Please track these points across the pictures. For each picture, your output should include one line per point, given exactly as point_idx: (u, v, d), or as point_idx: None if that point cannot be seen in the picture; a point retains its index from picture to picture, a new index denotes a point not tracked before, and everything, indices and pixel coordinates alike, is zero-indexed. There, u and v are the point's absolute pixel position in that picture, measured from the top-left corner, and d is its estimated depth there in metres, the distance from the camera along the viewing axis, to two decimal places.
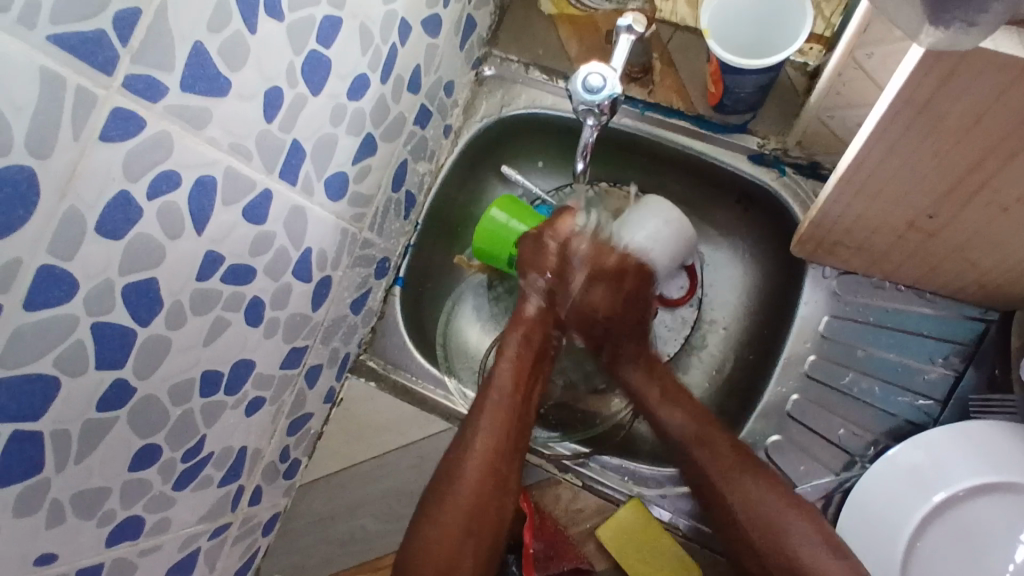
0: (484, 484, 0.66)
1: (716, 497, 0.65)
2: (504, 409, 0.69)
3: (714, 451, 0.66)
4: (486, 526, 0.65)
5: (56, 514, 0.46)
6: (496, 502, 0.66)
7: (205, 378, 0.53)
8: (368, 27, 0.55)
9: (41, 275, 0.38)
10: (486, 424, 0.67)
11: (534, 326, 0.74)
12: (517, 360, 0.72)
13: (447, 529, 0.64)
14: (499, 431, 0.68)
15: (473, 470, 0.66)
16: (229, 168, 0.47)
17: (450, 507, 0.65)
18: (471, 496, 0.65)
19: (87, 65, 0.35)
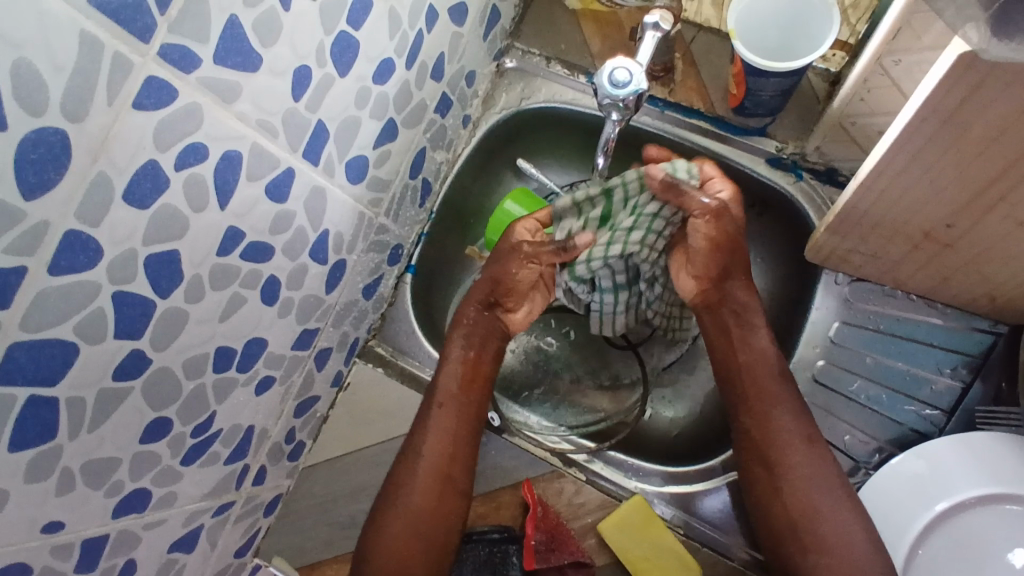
0: (438, 487, 0.65)
1: (755, 409, 0.65)
2: (452, 407, 0.67)
3: (771, 379, 0.65)
4: (440, 526, 0.64)
5: (67, 482, 0.46)
6: (448, 506, 0.65)
7: (219, 353, 0.53)
8: (397, 11, 0.55)
9: (68, 239, 0.38)
10: (437, 421, 0.67)
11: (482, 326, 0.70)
12: (463, 368, 0.69)
13: (402, 530, 0.63)
14: (450, 428, 0.67)
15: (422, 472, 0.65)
16: (255, 145, 0.47)
17: (402, 508, 0.64)
18: (422, 500, 0.64)
19: (126, 31, 0.35)
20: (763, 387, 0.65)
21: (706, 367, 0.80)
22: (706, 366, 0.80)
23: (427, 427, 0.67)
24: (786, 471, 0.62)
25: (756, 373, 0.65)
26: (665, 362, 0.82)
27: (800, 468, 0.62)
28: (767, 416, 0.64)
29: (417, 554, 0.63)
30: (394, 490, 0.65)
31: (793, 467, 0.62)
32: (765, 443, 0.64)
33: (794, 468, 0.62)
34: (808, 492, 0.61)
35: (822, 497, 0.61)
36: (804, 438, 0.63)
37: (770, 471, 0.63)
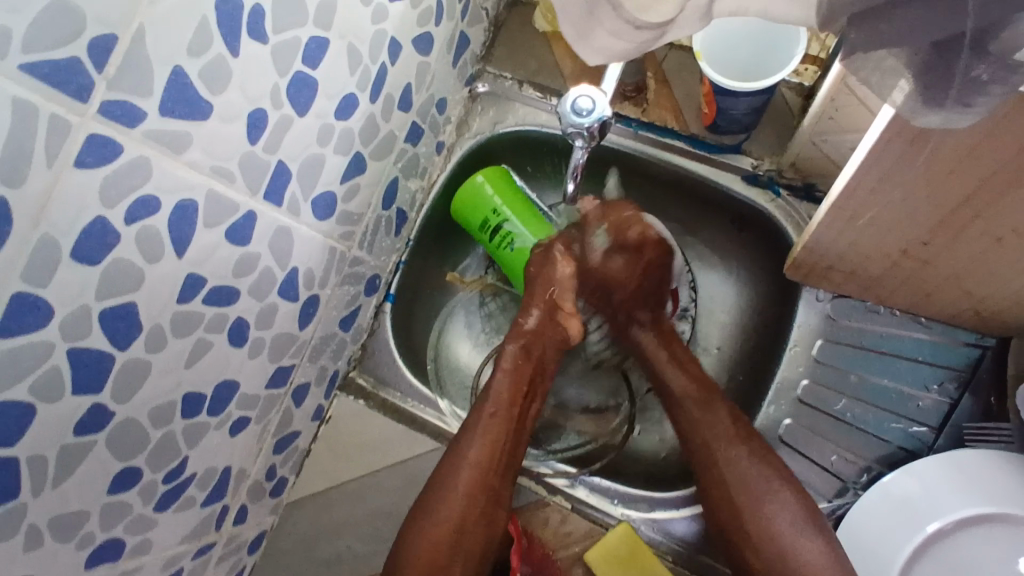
0: (481, 495, 0.65)
1: (709, 459, 0.64)
2: (504, 418, 0.67)
3: (719, 442, 0.64)
4: (476, 538, 0.64)
5: (34, 539, 0.46)
6: (489, 512, 0.65)
7: (187, 399, 0.53)
8: (356, 47, 0.55)
9: (15, 302, 0.37)
10: (487, 429, 0.67)
11: (535, 338, 0.71)
12: (516, 372, 0.69)
13: (444, 526, 0.63)
14: (503, 440, 0.67)
15: (467, 473, 0.65)
16: (211, 192, 0.47)
17: (447, 510, 0.64)
18: (461, 513, 0.64)
19: (63, 93, 0.35)
20: (722, 459, 0.63)
21: None
22: None
23: (475, 430, 0.66)
24: (751, 514, 0.61)
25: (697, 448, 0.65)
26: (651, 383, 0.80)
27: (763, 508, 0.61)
28: (734, 482, 0.62)
29: (454, 563, 0.63)
30: (434, 492, 0.65)
31: (757, 511, 0.61)
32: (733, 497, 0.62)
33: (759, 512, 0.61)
34: (771, 512, 0.61)
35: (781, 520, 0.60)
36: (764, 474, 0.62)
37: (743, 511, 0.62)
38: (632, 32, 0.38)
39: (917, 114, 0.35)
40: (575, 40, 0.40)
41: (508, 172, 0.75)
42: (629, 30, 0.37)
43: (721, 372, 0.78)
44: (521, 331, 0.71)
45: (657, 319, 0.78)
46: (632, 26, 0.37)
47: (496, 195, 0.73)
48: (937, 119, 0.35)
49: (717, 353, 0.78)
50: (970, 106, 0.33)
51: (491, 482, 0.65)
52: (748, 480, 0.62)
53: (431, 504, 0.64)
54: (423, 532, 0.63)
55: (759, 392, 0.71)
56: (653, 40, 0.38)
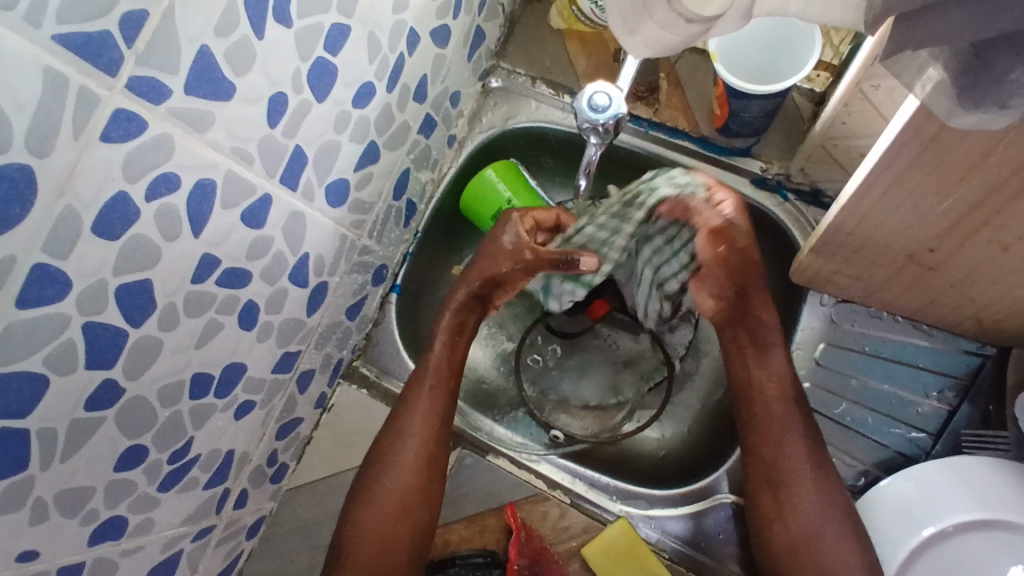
0: (420, 471, 0.67)
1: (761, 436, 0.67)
2: (442, 393, 0.69)
3: (778, 404, 0.66)
4: (419, 512, 0.66)
5: (40, 512, 0.46)
6: (430, 482, 0.67)
7: (195, 380, 0.53)
8: (376, 35, 0.55)
9: (35, 273, 0.37)
10: (420, 410, 0.68)
11: (467, 307, 0.71)
12: (451, 347, 0.71)
13: (387, 504, 0.66)
14: (434, 414, 0.68)
15: (406, 452, 0.67)
16: (230, 172, 0.47)
17: (389, 481, 0.67)
18: (411, 466, 0.67)
19: (92, 65, 0.35)
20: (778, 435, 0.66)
21: (694, 388, 0.80)
22: (694, 387, 0.80)
23: (413, 409, 0.68)
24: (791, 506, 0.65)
25: (775, 414, 0.67)
26: (651, 382, 0.81)
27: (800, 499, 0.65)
28: (781, 470, 0.66)
29: (396, 529, 0.66)
30: (372, 468, 0.68)
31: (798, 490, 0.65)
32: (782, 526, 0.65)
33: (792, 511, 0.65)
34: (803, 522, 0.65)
35: (795, 456, 0.66)
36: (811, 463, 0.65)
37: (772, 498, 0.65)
38: (683, 24, 0.41)
39: (953, 115, 0.36)
40: (623, 35, 0.43)
41: (518, 168, 0.76)
42: (680, 23, 0.40)
43: (721, 373, 0.80)
44: (451, 303, 0.71)
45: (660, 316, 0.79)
46: (682, 19, 0.40)
47: (510, 190, 0.74)
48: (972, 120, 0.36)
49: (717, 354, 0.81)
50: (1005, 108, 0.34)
51: (437, 427, 0.68)
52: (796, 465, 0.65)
53: (380, 482, 0.67)
54: (370, 501, 0.67)
55: None
56: (702, 34, 0.41)
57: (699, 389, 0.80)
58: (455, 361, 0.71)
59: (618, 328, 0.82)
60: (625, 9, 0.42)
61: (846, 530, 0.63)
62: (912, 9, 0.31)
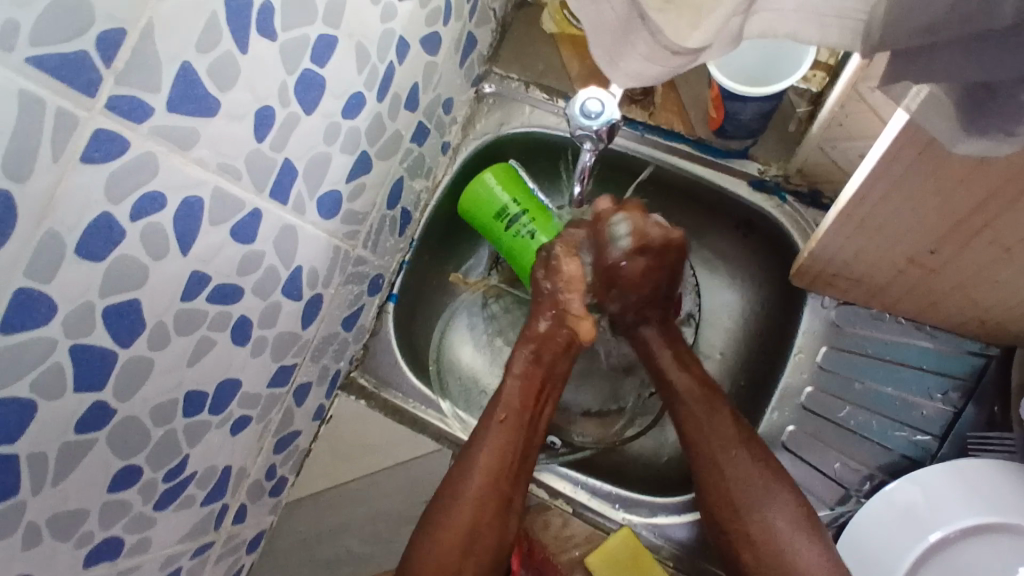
0: (493, 504, 0.64)
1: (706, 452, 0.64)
2: (514, 427, 0.67)
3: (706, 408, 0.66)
4: (486, 539, 0.64)
5: (33, 536, 0.45)
6: (500, 523, 0.65)
7: (188, 397, 0.53)
8: (364, 45, 0.54)
9: (18, 298, 0.37)
10: (492, 441, 0.66)
11: (545, 343, 0.69)
12: (528, 375, 0.69)
13: (452, 540, 0.63)
14: (508, 447, 0.66)
15: (477, 480, 0.64)
16: (217, 189, 0.46)
17: (461, 517, 0.63)
18: (477, 497, 0.64)
19: (69, 87, 0.35)
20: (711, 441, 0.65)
21: None
22: None
23: (486, 436, 0.66)
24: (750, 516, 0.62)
25: (704, 441, 0.65)
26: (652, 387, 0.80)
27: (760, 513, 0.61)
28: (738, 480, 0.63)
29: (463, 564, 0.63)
30: (444, 505, 0.64)
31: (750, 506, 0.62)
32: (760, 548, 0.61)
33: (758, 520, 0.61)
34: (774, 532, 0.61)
35: (735, 472, 0.63)
36: (759, 472, 0.63)
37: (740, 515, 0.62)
38: (668, 56, 0.38)
39: (956, 141, 0.36)
40: (606, 66, 0.41)
41: (516, 171, 0.75)
42: (666, 55, 0.38)
43: (723, 377, 0.78)
44: (530, 334, 0.70)
45: None
46: (668, 51, 0.38)
47: (508, 194, 0.73)
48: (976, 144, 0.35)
49: (721, 357, 0.79)
50: (1011, 134, 0.33)
51: (510, 459, 0.65)
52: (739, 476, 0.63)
53: (441, 521, 0.63)
54: (434, 538, 0.63)
55: (762, 398, 0.71)
56: (688, 63, 0.39)
57: None
58: (530, 387, 0.69)
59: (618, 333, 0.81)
60: (607, 40, 0.40)
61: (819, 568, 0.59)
62: (903, 13, 0.31)
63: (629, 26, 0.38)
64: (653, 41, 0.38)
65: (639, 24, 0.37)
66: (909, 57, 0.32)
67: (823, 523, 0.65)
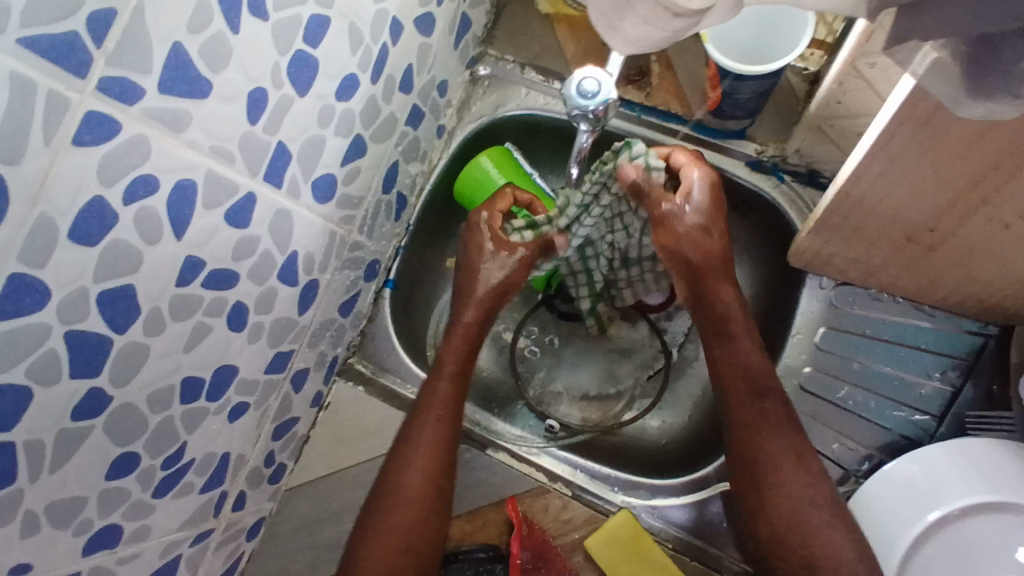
0: (428, 501, 0.63)
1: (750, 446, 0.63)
2: (450, 420, 0.66)
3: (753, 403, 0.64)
4: (427, 541, 0.63)
5: (31, 524, 0.45)
6: (436, 514, 0.64)
7: (185, 384, 0.52)
8: (357, 26, 0.54)
9: (11, 283, 0.36)
10: (419, 453, 0.64)
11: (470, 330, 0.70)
12: (458, 371, 0.69)
13: (392, 542, 0.62)
14: (440, 439, 0.65)
15: (412, 478, 0.64)
16: (211, 172, 0.46)
17: (396, 518, 0.62)
18: (415, 494, 0.63)
19: (59, 68, 0.34)
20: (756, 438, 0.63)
21: (694, 376, 0.80)
22: (695, 375, 0.80)
23: (419, 438, 0.65)
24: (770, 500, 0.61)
25: (765, 410, 0.64)
26: (649, 370, 0.80)
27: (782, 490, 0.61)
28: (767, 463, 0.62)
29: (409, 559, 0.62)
30: (380, 508, 0.63)
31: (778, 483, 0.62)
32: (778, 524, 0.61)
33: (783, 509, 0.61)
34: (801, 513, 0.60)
35: (777, 449, 0.63)
36: (794, 455, 0.62)
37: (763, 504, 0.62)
38: (670, 19, 0.38)
39: (961, 104, 0.35)
40: (606, 31, 0.41)
41: (512, 155, 0.75)
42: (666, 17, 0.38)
43: None
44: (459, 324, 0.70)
45: (656, 303, 0.80)
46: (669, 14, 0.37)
47: (503, 176, 0.73)
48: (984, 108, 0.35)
49: None
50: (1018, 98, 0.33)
51: (443, 453, 0.65)
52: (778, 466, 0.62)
53: (379, 524, 0.63)
54: (376, 544, 0.62)
55: None
56: (687, 26, 0.39)
57: (699, 377, 0.80)
58: (460, 383, 0.69)
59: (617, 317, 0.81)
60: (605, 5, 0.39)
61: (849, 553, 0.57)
62: None
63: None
64: (654, 4, 0.37)
65: None
66: (916, 29, 0.32)
67: None
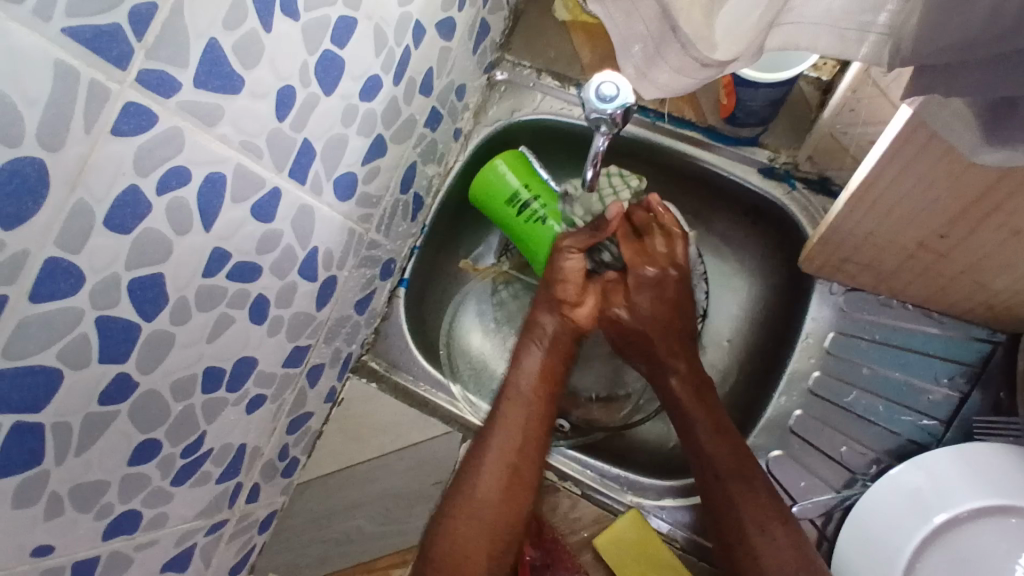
0: (507, 479, 0.66)
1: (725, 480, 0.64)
2: (528, 403, 0.70)
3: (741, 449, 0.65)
4: (502, 516, 0.65)
5: (55, 507, 0.46)
6: (515, 497, 0.66)
7: (207, 374, 0.53)
8: (382, 29, 0.55)
9: (48, 267, 0.37)
10: (502, 439, 0.68)
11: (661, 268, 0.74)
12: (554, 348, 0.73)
13: (469, 515, 0.65)
14: (525, 421, 0.69)
15: (492, 457, 0.67)
16: (240, 166, 0.47)
17: (476, 490, 0.66)
18: (495, 471, 0.66)
19: (102, 59, 0.35)
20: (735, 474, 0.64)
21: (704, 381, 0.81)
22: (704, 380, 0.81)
23: (506, 419, 0.69)
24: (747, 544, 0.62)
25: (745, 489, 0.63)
26: None
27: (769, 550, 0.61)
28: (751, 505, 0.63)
29: (478, 539, 0.65)
30: (459, 480, 0.67)
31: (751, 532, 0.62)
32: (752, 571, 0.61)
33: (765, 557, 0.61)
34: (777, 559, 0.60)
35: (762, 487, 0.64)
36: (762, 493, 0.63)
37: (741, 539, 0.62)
38: (697, 68, 0.38)
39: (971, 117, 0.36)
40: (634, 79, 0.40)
41: (527, 158, 0.76)
42: (695, 67, 0.37)
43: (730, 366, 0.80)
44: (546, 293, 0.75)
45: None
46: (698, 63, 0.37)
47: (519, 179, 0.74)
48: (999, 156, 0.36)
49: (728, 344, 0.80)
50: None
51: (530, 435, 0.68)
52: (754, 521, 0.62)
53: (461, 498, 0.66)
54: (456, 526, 0.65)
55: (770, 383, 0.72)
56: (714, 73, 0.39)
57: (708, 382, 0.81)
58: (550, 368, 0.72)
59: None
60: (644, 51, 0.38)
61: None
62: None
63: (659, 39, 0.37)
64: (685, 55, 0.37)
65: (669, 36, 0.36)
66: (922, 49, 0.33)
67: (828, 506, 0.66)
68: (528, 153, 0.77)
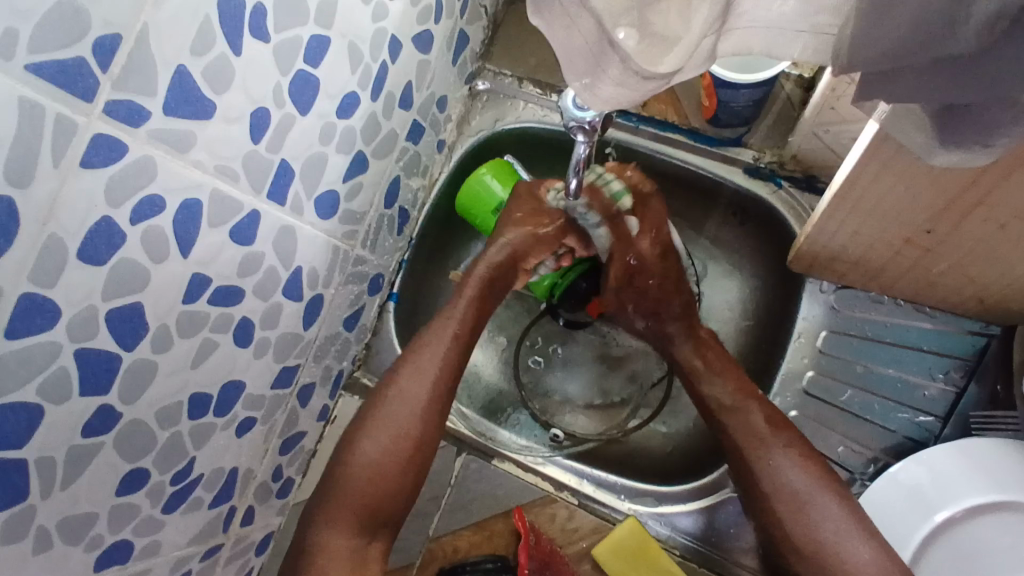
0: (405, 430, 0.64)
1: (745, 466, 0.64)
2: (452, 345, 0.67)
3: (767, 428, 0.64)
4: (393, 465, 0.64)
5: (43, 541, 0.46)
6: (412, 445, 0.64)
7: (194, 400, 0.53)
8: (357, 45, 0.55)
9: (22, 303, 0.37)
10: (396, 388, 0.65)
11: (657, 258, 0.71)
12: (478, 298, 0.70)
13: (383, 452, 0.64)
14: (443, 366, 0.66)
15: (413, 396, 0.65)
16: (216, 191, 0.47)
17: (366, 438, 0.64)
18: (405, 416, 0.65)
19: (68, 93, 0.35)
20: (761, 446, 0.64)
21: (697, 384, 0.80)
22: None
23: (400, 372, 0.66)
24: (794, 521, 0.61)
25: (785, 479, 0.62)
26: (651, 379, 0.81)
27: (815, 517, 0.60)
28: (790, 467, 0.62)
29: (387, 476, 0.63)
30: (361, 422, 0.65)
31: (793, 518, 0.61)
32: (797, 534, 0.60)
33: (803, 522, 0.60)
34: (820, 532, 0.59)
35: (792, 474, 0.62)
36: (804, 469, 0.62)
37: (779, 511, 0.61)
38: (640, 82, 0.36)
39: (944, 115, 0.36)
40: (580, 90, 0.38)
41: (511, 166, 0.76)
42: (636, 81, 0.35)
43: None
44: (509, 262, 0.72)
45: None
46: (639, 76, 0.35)
47: (504, 189, 0.74)
48: (955, 155, 0.37)
49: None
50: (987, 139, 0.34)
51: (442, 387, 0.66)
52: (799, 492, 0.61)
53: (349, 447, 0.64)
54: (351, 463, 0.63)
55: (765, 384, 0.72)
56: (659, 86, 0.37)
57: None
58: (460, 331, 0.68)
59: (618, 326, 0.83)
60: (581, 66, 0.36)
61: (838, 508, 0.60)
62: None
63: (598, 54, 0.35)
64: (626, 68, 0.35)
65: (607, 50, 0.35)
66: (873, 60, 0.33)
67: None
68: (513, 161, 0.77)
